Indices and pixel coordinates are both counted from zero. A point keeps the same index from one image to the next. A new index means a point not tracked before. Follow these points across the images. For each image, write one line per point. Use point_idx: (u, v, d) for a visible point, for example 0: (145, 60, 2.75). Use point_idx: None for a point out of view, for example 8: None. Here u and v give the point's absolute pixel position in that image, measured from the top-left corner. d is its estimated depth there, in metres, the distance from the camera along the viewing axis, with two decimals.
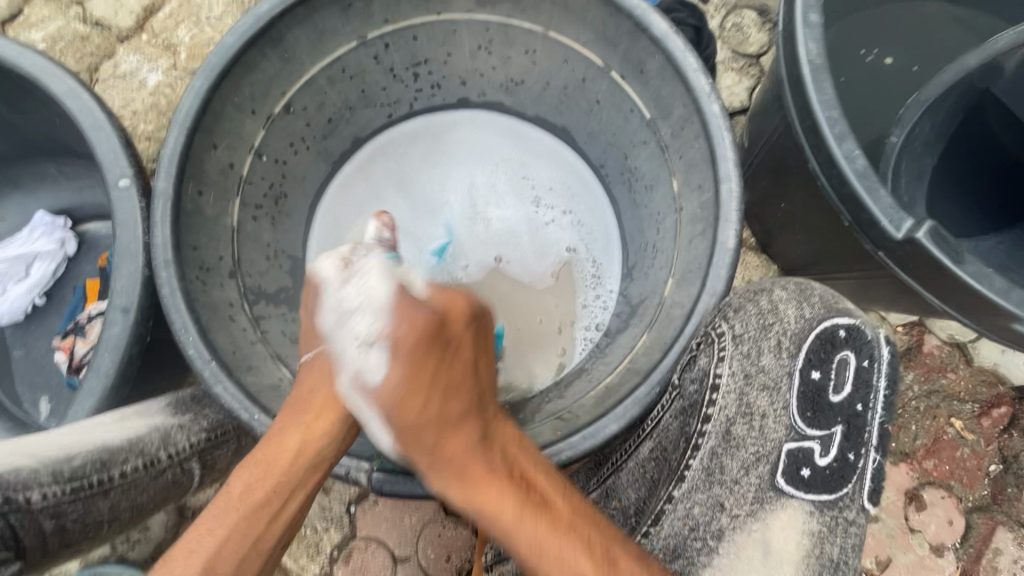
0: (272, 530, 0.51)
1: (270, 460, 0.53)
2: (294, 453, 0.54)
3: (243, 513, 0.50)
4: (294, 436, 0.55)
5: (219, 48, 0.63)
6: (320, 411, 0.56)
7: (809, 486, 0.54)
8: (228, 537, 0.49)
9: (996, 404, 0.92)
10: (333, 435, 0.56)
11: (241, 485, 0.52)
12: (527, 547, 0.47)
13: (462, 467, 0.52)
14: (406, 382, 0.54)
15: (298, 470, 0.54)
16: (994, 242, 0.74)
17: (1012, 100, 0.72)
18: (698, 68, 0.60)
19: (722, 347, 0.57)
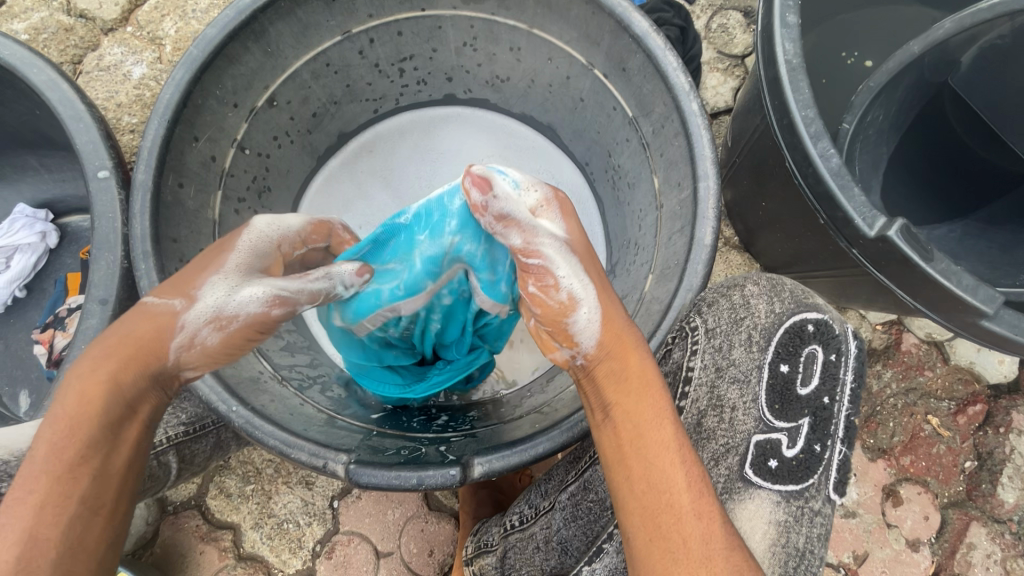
0: (99, 485, 0.47)
1: (68, 420, 0.47)
2: (93, 398, 0.48)
3: (52, 475, 0.45)
4: (93, 382, 0.49)
5: (200, 40, 0.62)
6: (115, 352, 0.50)
7: (776, 477, 0.54)
8: (45, 501, 0.45)
9: (972, 402, 0.94)
10: (151, 384, 0.51)
11: (42, 451, 0.46)
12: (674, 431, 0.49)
13: (648, 389, 0.50)
14: (586, 261, 0.55)
15: (110, 419, 0.49)
16: (948, 230, 0.79)
17: (968, 91, 0.75)
18: (677, 66, 0.61)
19: (694, 341, 0.60)
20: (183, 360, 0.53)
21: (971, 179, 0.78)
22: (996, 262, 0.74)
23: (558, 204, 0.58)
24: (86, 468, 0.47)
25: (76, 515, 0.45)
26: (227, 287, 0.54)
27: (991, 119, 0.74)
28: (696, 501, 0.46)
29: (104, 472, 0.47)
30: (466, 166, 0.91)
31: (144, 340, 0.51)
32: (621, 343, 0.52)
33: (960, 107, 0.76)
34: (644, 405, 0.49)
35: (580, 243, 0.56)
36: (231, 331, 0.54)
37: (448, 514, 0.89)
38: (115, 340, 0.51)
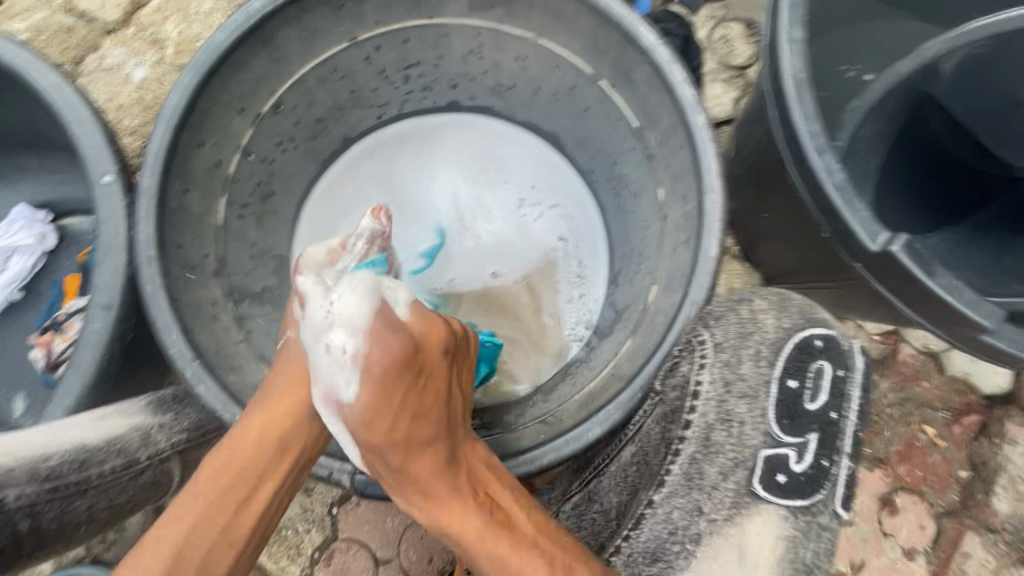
0: (241, 516, 0.55)
1: (232, 449, 0.55)
2: (255, 442, 0.55)
3: (209, 501, 0.55)
4: (258, 437, 0.56)
5: (207, 46, 0.62)
6: (282, 402, 0.57)
7: (785, 491, 0.56)
8: (195, 524, 0.54)
9: (967, 412, 0.95)
10: (296, 425, 0.57)
11: (207, 474, 0.55)
12: (491, 561, 0.56)
13: (437, 498, 0.58)
14: (379, 401, 0.53)
15: (264, 458, 0.56)
16: (938, 239, 0.79)
17: (949, 100, 0.78)
18: (684, 79, 0.61)
19: (702, 355, 0.58)
20: None
21: (959, 184, 0.79)
22: (989, 271, 0.76)
23: (367, 330, 0.53)
24: (233, 498, 0.55)
25: (217, 539, 0.55)
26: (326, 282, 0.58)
27: (973, 126, 0.77)
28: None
29: (247, 506, 0.56)
30: (469, 169, 0.91)
31: (283, 387, 0.57)
32: (410, 477, 0.57)
33: (944, 114, 0.79)
34: (439, 519, 0.58)
35: (374, 368, 0.53)
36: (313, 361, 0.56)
37: None
38: (275, 390, 0.57)
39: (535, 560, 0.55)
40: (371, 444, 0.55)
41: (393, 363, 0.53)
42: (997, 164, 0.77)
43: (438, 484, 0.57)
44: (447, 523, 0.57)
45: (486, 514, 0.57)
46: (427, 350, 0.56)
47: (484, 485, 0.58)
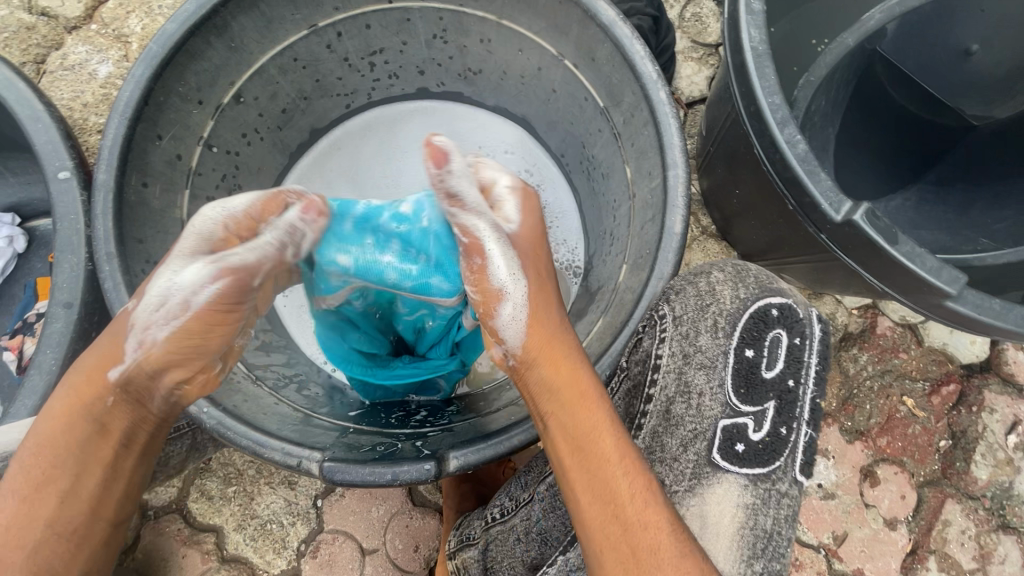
0: (65, 507, 0.48)
1: (48, 435, 0.48)
2: (64, 421, 0.48)
3: (21, 493, 0.47)
4: (65, 407, 0.49)
5: (160, 36, 0.61)
6: (92, 384, 0.49)
7: (743, 460, 0.55)
8: (17, 513, 0.47)
9: (946, 382, 0.96)
10: (112, 408, 0.49)
11: (16, 468, 0.48)
12: (607, 443, 0.48)
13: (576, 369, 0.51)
14: (529, 258, 0.55)
15: (79, 439, 0.48)
16: (903, 198, 0.80)
17: (896, 55, 0.79)
18: (645, 55, 0.61)
19: (662, 330, 0.59)
20: (146, 378, 0.49)
21: (916, 142, 0.81)
22: (953, 228, 0.76)
23: (523, 196, 0.57)
24: (58, 484, 0.48)
25: (44, 533, 0.47)
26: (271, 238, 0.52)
27: (922, 80, 0.80)
28: (641, 492, 0.47)
29: (72, 494, 0.48)
30: None
31: (97, 367, 0.49)
32: (545, 350, 0.52)
33: (891, 71, 0.80)
34: (578, 388, 0.50)
35: (530, 237, 0.56)
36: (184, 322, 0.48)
37: (433, 509, 0.89)
38: (82, 372, 0.49)
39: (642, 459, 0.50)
40: (535, 299, 0.53)
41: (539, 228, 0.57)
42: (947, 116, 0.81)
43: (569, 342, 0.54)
44: (576, 390, 0.50)
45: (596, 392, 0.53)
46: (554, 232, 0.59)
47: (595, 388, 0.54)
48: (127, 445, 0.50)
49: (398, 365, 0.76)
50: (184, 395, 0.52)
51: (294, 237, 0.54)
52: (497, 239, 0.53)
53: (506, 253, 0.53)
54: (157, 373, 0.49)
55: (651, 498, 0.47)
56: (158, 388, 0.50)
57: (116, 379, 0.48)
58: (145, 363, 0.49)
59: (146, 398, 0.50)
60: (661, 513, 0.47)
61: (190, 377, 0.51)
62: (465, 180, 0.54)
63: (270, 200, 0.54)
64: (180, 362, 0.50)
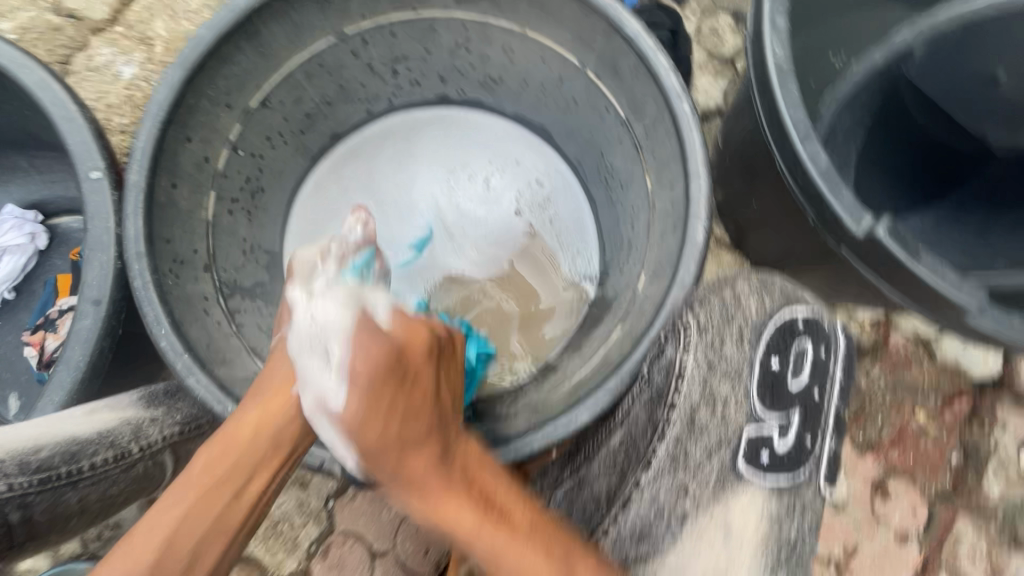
0: (233, 506, 0.53)
1: (230, 437, 0.55)
2: (251, 433, 0.55)
3: (199, 493, 0.52)
4: (254, 422, 0.56)
5: (193, 41, 0.62)
6: (280, 397, 0.58)
7: (769, 469, 0.57)
8: (187, 513, 0.52)
9: (958, 397, 0.96)
10: (290, 417, 0.57)
11: (201, 463, 0.54)
12: (493, 556, 0.52)
13: (437, 500, 0.55)
14: (368, 408, 0.55)
15: (259, 452, 0.55)
16: (919, 219, 0.81)
17: (921, 80, 0.80)
18: (669, 68, 0.61)
19: (687, 338, 0.58)
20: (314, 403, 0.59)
21: (937, 164, 0.81)
22: (969, 244, 0.78)
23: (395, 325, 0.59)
24: (227, 489, 0.53)
25: (207, 531, 0.52)
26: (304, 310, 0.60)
27: (947, 106, 0.79)
28: None
29: (241, 495, 0.54)
30: (457, 162, 0.91)
31: (283, 382, 0.59)
32: (410, 485, 0.55)
33: (916, 94, 0.81)
34: (444, 517, 0.54)
35: (379, 361, 0.55)
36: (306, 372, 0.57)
37: None
38: (268, 391, 0.58)
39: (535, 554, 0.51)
40: (370, 450, 0.55)
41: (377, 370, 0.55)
42: (973, 142, 0.79)
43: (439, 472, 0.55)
44: (442, 516, 0.55)
45: (479, 504, 0.54)
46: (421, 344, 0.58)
47: (482, 484, 0.56)
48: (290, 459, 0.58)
49: None
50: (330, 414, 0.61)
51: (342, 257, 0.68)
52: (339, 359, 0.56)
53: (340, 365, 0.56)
54: None
55: None
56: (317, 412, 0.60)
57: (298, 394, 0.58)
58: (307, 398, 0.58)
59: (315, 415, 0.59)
60: None
61: None
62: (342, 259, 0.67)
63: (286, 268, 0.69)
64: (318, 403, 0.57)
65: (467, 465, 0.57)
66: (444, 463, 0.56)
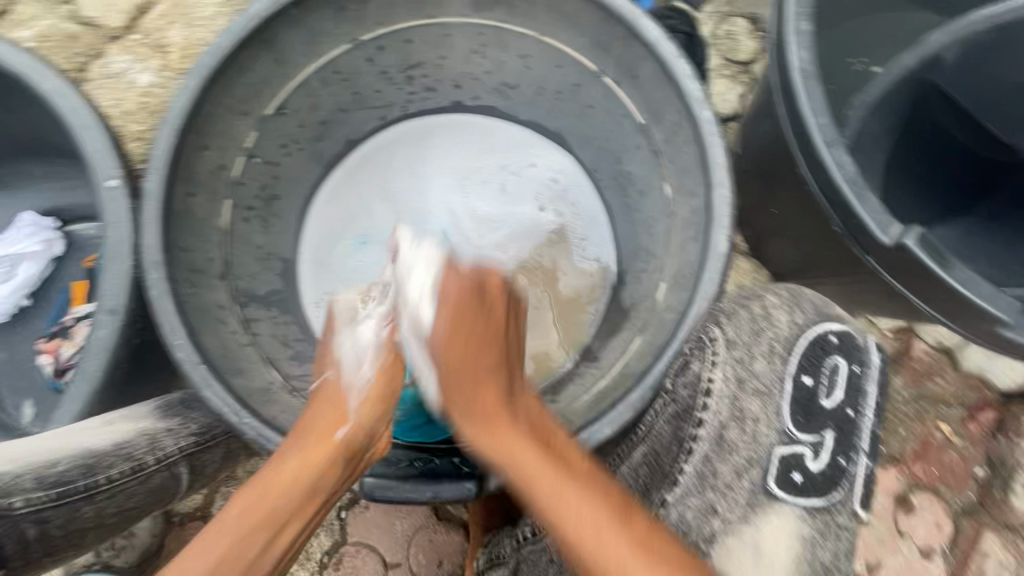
0: (270, 557, 0.46)
1: (273, 478, 0.50)
2: (293, 478, 0.50)
3: (236, 539, 0.46)
4: (299, 466, 0.51)
5: (210, 49, 0.61)
6: (323, 443, 0.53)
7: (802, 490, 0.55)
8: (222, 558, 0.44)
9: (983, 408, 0.93)
10: (337, 463, 0.53)
11: (233, 513, 0.47)
12: (547, 494, 0.47)
13: (498, 426, 0.52)
14: (452, 326, 0.57)
15: (302, 497, 0.50)
16: (954, 227, 0.79)
17: (954, 88, 0.78)
18: (690, 74, 0.60)
19: (714, 352, 0.57)
20: (362, 442, 0.55)
21: (969, 171, 0.78)
22: (1001, 260, 0.77)
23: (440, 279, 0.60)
24: (263, 534, 0.47)
25: None
26: (348, 338, 0.62)
27: (979, 113, 0.78)
28: (594, 531, 0.44)
29: (279, 541, 0.47)
30: (471, 169, 0.90)
31: (326, 428, 0.55)
32: (474, 415, 0.53)
33: (947, 102, 0.78)
34: (502, 448, 0.50)
35: (447, 314, 0.58)
36: (371, 389, 0.59)
37: (457, 524, 0.88)
38: (313, 433, 0.54)
39: (596, 488, 0.46)
40: (451, 371, 0.56)
41: (461, 288, 0.59)
42: (1005, 149, 0.78)
43: (504, 402, 0.54)
44: (499, 447, 0.50)
45: (539, 438, 0.51)
46: (490, 283, 0.60)
47: (545, 428, 0.53)
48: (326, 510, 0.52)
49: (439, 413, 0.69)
50: (373, 456, 0.57)
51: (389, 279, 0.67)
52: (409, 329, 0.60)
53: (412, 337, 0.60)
54: (371, 437, 0.56)
55: (611, 536, 0.44)
56: (360, 454, 0.55)
57: (344, 437, 0.54)
58: (362, 420, 0.56)
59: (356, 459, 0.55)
60: (629, 556, 0.42)
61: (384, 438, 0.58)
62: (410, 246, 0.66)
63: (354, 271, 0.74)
64: (386, 415, 0.59)
65: (529, 410, 0.55)
66: (517, 398, 0.54)
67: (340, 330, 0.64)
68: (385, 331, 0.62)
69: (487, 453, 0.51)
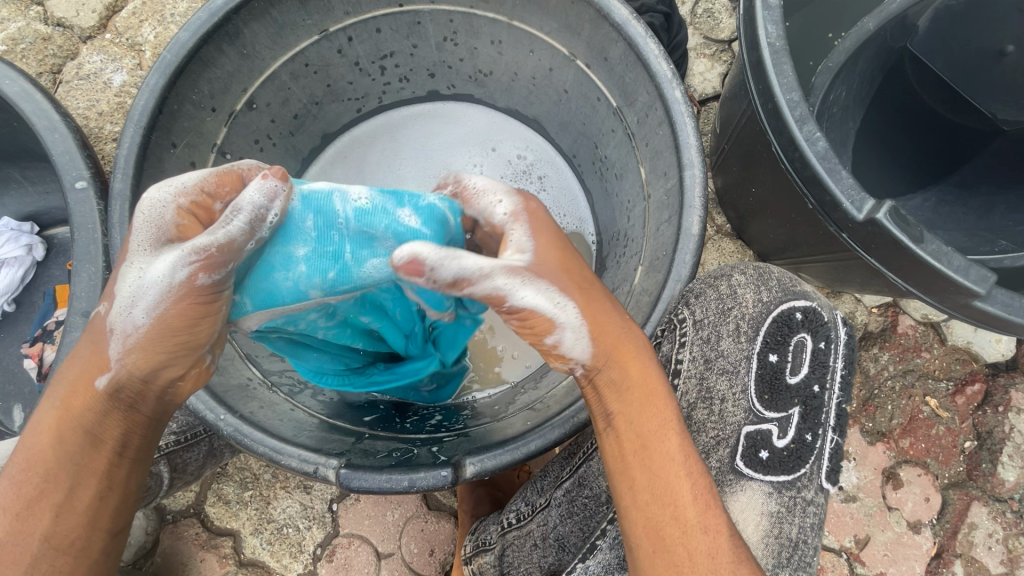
0: (61, 523, 0.45)
1: (41, 444, 0.46)
2: (51, 440, 0.46)
3: (16, 510, 0.45)
4: (62, 422, 0.46)
5: (173, 45, 0.61)
6: (78, 394, 0.46)
7: (767, 467, 0.55)
8: (7, 538, 0.45)
9: (970, 381, 0.93)
10: (104, 411, 0.46)
11: (6, 486, 0.46)
12: (675, 459, 0.47)
13: (648, 376, 0.49)
14: (574, 268, 0.51)
15: (72, 457, 0.46)
16: (922, 199, 0.79)
17: (926, 54, 0.78)
18: (659, 54, 0.60)
19: (683, 334, 0.58)
20: (138, 381, 0.47)
21: (939, 143, 0.79)
22: (972, 229, 0.75)
23: (528, 214, 0.51)
24: (51, 500, 0.45)
25: (40, 550, 0.45)
26: (139, 267, 0.46)
27: (954, 81, 0.78)
28: (700, 504, 0.47)
29: (67, 508, 0.45)
30: (451, 158, 0.89)
31: (82, 375, 0.47)
32: (617, 348, 0.49)
33: (921, 71, 0.79)
34: (651, 399, 0.49)
35: (555, 255, 0.50)
36: (143, 341, 0.45)
37: (447, 513, 0.89)
38: (70, 382, 0.47)
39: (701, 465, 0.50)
40: (590, 312, 0.49)
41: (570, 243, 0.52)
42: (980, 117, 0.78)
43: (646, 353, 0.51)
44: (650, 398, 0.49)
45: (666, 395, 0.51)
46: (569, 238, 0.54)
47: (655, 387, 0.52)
48: (123, 456, 0.48)
49: (374, 372, 0.69)
50: (177, 392, 0.49)
51: (258, 213, 0.48)
52: (528, 283, 0.47)
53: (539, 288, 0.47)
54: (149, 373, 0.47)
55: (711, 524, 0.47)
56: (150, 390, 0.48)
57: (104, 387, 0.46)
58: (127, 368, 0.46)
59: (138, 401, 0.48)
60: (720, 537, 0.47)
61: (181, 374, 0.48)
62: (455, 255, 0.46)
63: (224, 173, 0.51)
64: (170, 362, 0.47)
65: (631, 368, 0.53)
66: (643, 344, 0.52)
67: (135, 257, 0.47)
68: (184, 276, 0.45)
69: (630, 398, 0.49)
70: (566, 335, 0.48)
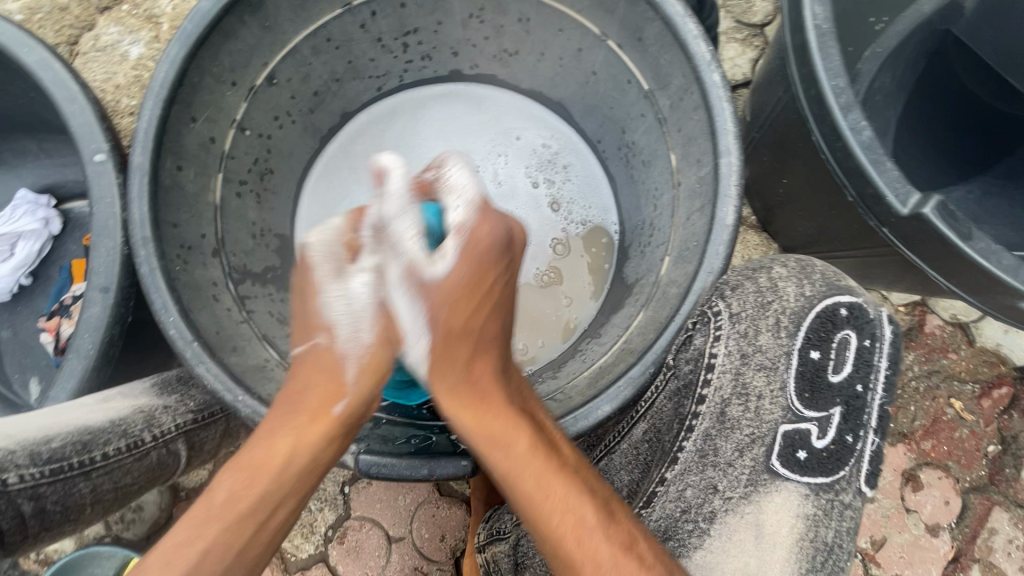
0: (254, 541, 0.49)
1: (256, 459, 0.50)
2: (280, 461, 0.50)
3: (221, 525, 0.47)
4: (286, 445, 0.51)
5: (194, 14, 0.59)
6: (320, 420, 0.52)
7: (805, 469, 0.54)
8: (208, 549, 0.47)
9: (997, 385, 0.91)
10: (328, 440, 0.52)
11: (218, 495, 0.49)
12: (526, 480, 0.50)
13: (487, 407, 0.54)
14: (463, 290, 0.55)
15: (289, 481, 0.50)
16: (966, 190, 0.76)
17: (971, 39, 0.75)
18: (698, 34, 0.57)
19: (718, 326, 0.57)
20: (358, 408, 0.55)
21: (981, 133, 0.76)
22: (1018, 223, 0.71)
23: (472, 230, 0.54)
24: (254, 520, 0.49)
25: (232, 564, 0.48)
26: (338, 293, 0.55)
27: (1001, 68, 0.74)
28: (566, 518, 0.49)
29: (260, 529, 0.49)
30: (472, 143, 0.88)
31: (323, 402, 0.53)
32: (454, 378, 0.55)
33: (966, 58, 0.76)
34: (484, 424, 0.53)
35: (465, 273, 0.54)
36: (369, 363, 0.56)
37: (459, 499, 0.88)
38: (309, 406, 0.53)
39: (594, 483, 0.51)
40: (447, 339, 0.56)
41: (487, 256, 0.55)
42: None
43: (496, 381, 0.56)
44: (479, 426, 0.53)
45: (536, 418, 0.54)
46: (513, 247, 0.57)
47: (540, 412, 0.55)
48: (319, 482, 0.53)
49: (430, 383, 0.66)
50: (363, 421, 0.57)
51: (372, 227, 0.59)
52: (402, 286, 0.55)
53: (413, 301, 0.55)
54: (365, 401, 0.55)
55: (587, 534, 0.48)
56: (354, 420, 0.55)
57: (339, 413, 0.53)
58: (359, 392, 0.55)
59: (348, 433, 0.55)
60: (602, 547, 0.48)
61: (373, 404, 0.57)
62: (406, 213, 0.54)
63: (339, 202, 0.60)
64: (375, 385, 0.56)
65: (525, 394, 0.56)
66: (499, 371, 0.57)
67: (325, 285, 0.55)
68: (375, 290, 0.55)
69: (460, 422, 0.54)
70: (412, 342, 0.57)
